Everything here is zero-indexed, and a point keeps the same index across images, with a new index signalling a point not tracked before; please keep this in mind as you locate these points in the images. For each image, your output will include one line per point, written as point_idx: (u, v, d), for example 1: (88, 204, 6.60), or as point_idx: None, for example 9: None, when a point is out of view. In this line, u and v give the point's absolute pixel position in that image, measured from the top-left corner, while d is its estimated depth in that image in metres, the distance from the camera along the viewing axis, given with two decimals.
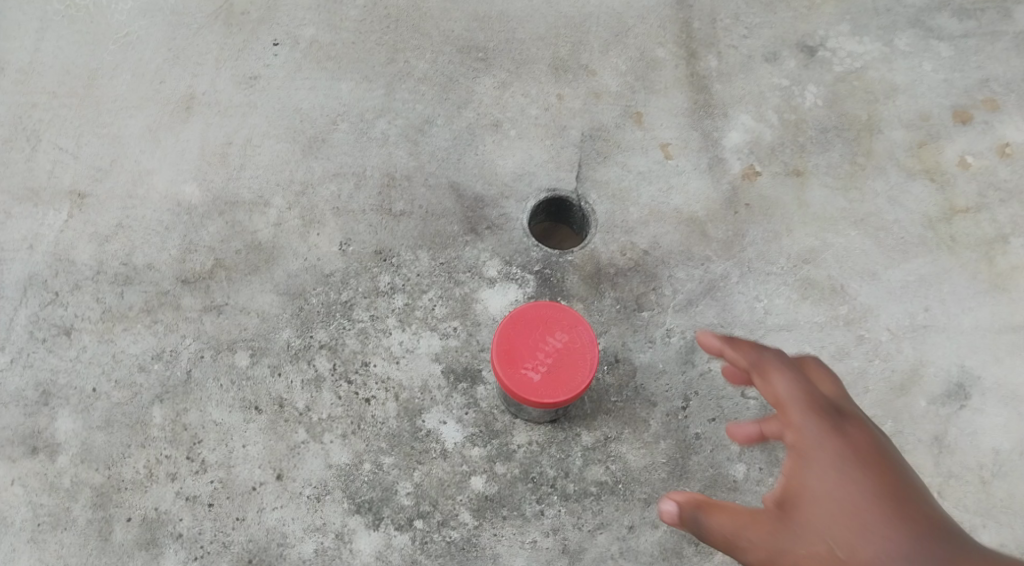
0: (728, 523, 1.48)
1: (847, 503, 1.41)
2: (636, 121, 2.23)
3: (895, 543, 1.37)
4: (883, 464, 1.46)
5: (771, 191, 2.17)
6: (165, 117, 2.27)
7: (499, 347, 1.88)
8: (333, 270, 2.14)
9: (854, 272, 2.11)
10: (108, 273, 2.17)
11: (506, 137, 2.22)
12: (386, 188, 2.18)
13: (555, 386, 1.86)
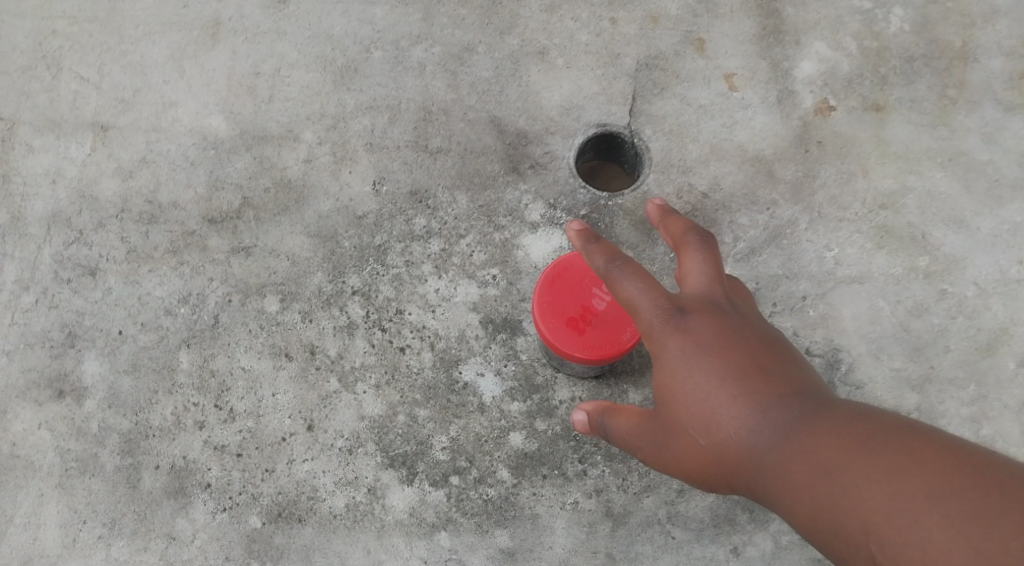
0: (626, 429, 1.50)
1: (712, 403, 1.34)
2: (698, 48, 2.02)
3: (767, 434, 1.29)
4: (731, 353, 1.36)
5: (846, 128, 1.98)
6: (190, 44, 2.11)
7: (541, 299, 1.74)
8: (366, 212, 2.00)
9: (940, 219, 1.93)
10: (133, 211, 2.06)
11: (553, 67, 2.03)
12: (421, 122, 2.03)
13: (606, 340, 1.71)
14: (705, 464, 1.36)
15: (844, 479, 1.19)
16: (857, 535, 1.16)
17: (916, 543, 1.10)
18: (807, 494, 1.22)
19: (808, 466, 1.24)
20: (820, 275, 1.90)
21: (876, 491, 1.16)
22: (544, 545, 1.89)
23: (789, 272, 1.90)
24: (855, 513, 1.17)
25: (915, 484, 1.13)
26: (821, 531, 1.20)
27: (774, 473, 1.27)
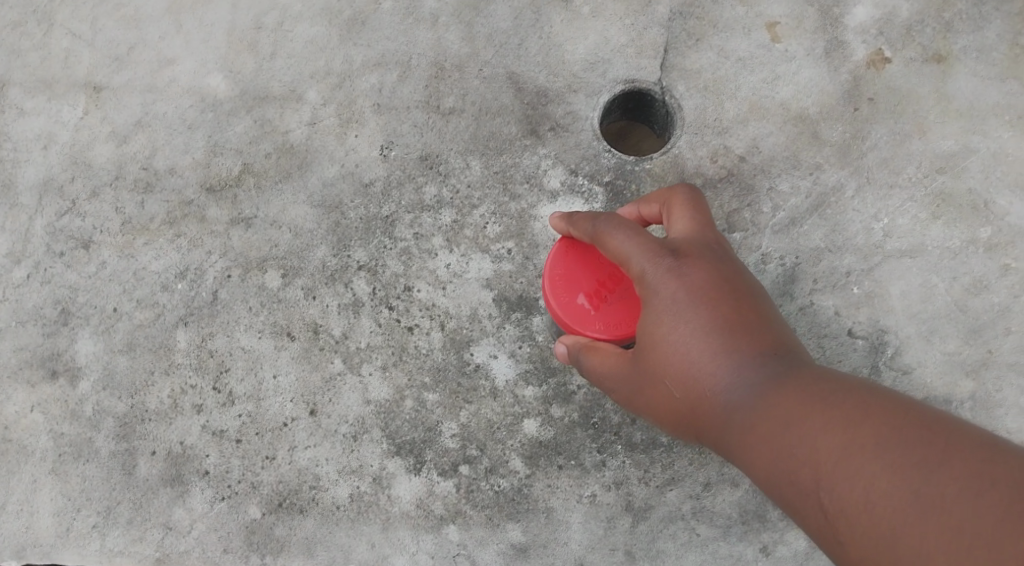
0: (600, 369, 1.46)
1: (690, 352, 1.31)
2: None
3: (742, 386, 1.27)
4: (716, 303, 1.33)
5: (901, 81, 1.81)
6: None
7: (552, 274, 1.53)
8: (373, 179, 1.86)
9: (1007, 184, 1.76)
10: (128, 179, 1.91)
11: (577, 16, 1.88)
12: (433, 80, 1.89)
13: (622, 321, 1.49)
14: (673, 411, 1.35)
15: (813, 431, 1.18)
16: (813, 485, 1.15)
17: (867, 497, 1.10)
18: (773, 445, 1.21)
19: (780, 418, 1.22)
20: (867, 249, 1.75)
21: (840, 444, 1.14)
22: (559, 541, 1.74)
23: (833, 245, 1.75)
24: (816, 464, 1.16)
25: (880, 442, 1.12)
26: (777, 479, 1.20)
27: (741, 423, 1.26)
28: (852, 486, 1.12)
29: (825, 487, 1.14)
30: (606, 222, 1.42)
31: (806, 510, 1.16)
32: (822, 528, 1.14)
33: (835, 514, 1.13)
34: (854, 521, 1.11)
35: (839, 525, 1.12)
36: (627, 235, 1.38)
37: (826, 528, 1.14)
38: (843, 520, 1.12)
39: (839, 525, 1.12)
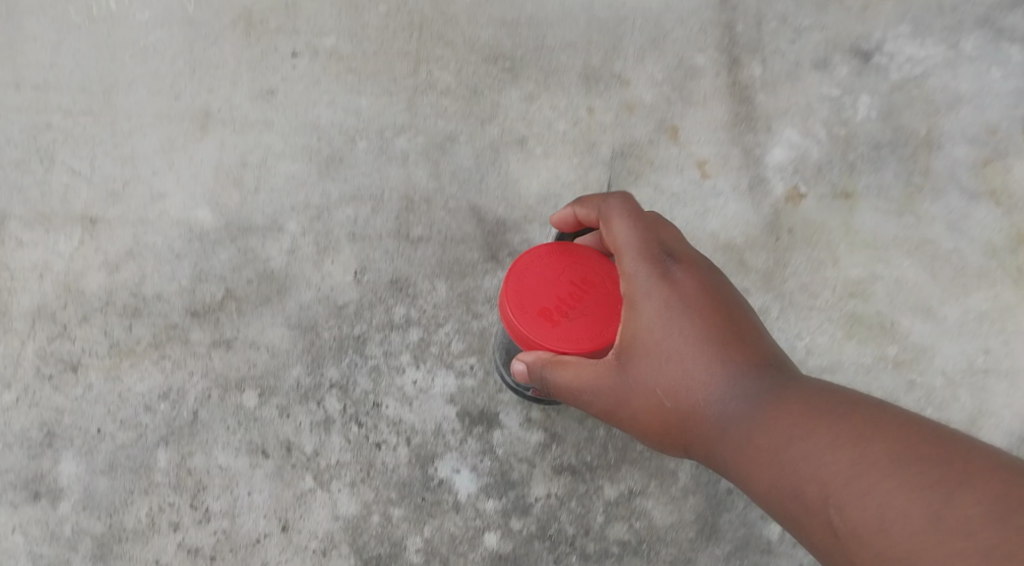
0: (568, 379, 1.57)
1: (690, 363, 1.52)
2: (671, 136, 2.11)
3: (740, 399, 1.49)
4: (713, 318, 1.54)
5: (816, 215, 2.05)
6: (180, 136, 2.10)
7: (512, 287, 1.62)
8: (346, 302, 1.98)
9: (911, 305, 1.98)
10: (117, 305, 1.97)
11: (532, 156, 2.09)
12: (404, 211, 2.04)
13: (583, 333, 1.59)
14: (668, 419, 1.54)
15: (810, 442, 1.38)
16: (815, 492, 1.34)
17: (864, 502, 1.29)
18: (774, 453, 1.41)
19: (780, 428, 1.42)
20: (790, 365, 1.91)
21: (835, 451, 1.35)
22: None
23: None
24: (815, 470, 1.35)
25: (871, 449, 1.33)
26: (780, 486, 1.39)
27: (743, 433, 1.46)
28: (848, 489, 1.31)
29: (824, 494, 1.33)
30: (609, 217, 1.66)
31: (812, 523, 1.35)
32: (824, 537, 1.33)
33: (834, 517, 1.31)
34: (853, 526, 1.29)
35: (839, 528, 1.31)
36: (629, 228, 1.62)
37: (829, 535, 1.32)
38: (843, 525, 1.30)
39: (842, 534, 1.30)
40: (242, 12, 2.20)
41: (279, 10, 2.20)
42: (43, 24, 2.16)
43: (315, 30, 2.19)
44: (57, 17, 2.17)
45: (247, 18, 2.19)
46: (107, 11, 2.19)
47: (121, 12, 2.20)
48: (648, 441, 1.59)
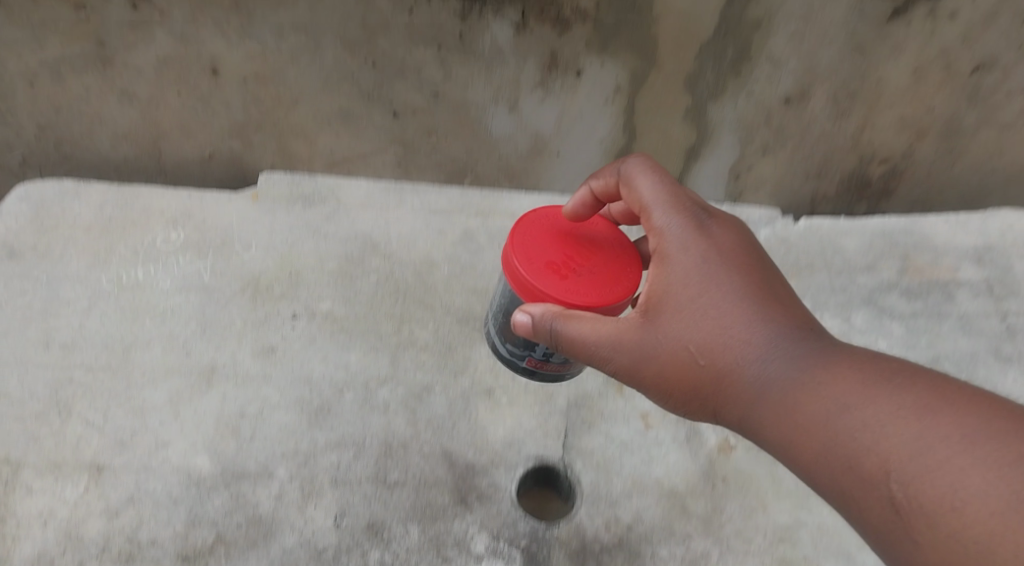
0: (587, 331, 1.51)
1: (737, 345, 1.45)
2: (619, 387, 1.92)
3: (783, 358, 1.42)
4: (745, 267, 1.52)
5: (746, 466, 1.84)
6: (115, 360, 1.86)
7: (518, 229, 1.66)
8: (325, 545, 1.68)
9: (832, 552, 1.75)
10: (112, 551, 1.66)
11: (498, 405, 1.87)
12: (383, 456, 1.78)
13: (587, 290, 1.58)
14: (699, 378, 1.46)
15: (864, 409, 1.31)
16: (873, 463, 1.27)
17: (931, 470, 1.21)
18: (827, 427, 1.33)
19: (829, 391, 1.35)
20: None
21: (896, 418, 1.27)
22: None
23: None
24: (873, 440, 1.28)
25: (935, 419, 1.25)
26: (834, 468, 1.31)
27: (790, 410, 1.38)
28: (910, 455, 1.24)
29: (885, 465, 1.25)
30: (631, 179, 1.63)
31: (870, 500, 1.27)
32: (884, 512, 1.25)
33: (893, 485, 1.24)
34: (919, 498, 1.21)
35: (901, 501, 1.23)
36: (652, 183, 1.61)
37: (888, 509, 1.24)
38: (904, 490, 1.23)
39: (905, 508, 1.22)
40: (223, 247, 2.03)
41: (286, 276, 2.01)
42: (74, 266, 1.98)
43: (254, 254, 2.03)
44: (95, 280, 1.96)
45: (229, 253, 2.03)
46: (139, 274, 1.98)
47: (125, 256, 2.01)
48: (669, 399, 1.52)
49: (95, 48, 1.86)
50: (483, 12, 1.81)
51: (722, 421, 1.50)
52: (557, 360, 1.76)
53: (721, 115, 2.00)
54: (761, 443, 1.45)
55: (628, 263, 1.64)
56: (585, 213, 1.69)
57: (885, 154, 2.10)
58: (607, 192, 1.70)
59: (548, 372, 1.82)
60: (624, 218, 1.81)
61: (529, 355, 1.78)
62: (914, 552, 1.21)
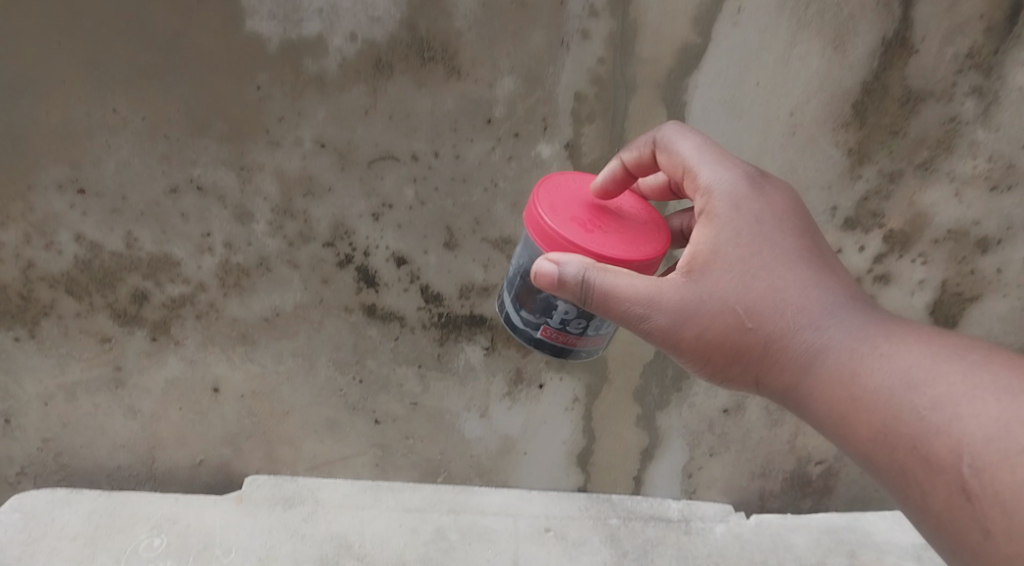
0: (624, 277, 1.38)
1: (787, 306, 1.41)
2: None
3: (843, 332, 1.39)
4: (801, 231, 1.45)
5: None
6: None
7: (541, 191, 1.48)
8: None
9: None
10: None
11: None
12: None
13: (615, 245, 1.43)
14: (742, 343, 1.42)
15: (936, 385, 1.29)
16: (942, 446, 1.26)
17: (1010, 457, 1.20)
18: (892, 401, 1.32)
19: (891, 363, 1.34)
20: None
21: (974, 399, 1.25)
22: None
23: None
24: (945, 422, 1.26)
25: (1013, 400, 1.23)
26: (895, 444, 1.31)
27: (847, 379, 1.37)
28: (987, 440, 1.22)
29: (958, 448, 1.24)
30: (670, 142, 1.51)
31: (933, 481, 1.27)
32: (953, 499, 1.24)
33: (964, 469, 1.23)
34: (997, 482, 1.20)
35: (972, 486, 1.22)
36: (694, 143, 1.49)
37: (956, 495, 1.24)
38: (975, 473, 1.22)
39: (976, 492, 1.22)
40: (200, 552, 1.91)
41: None
42: None
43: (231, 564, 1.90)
44: None
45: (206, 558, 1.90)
46: None
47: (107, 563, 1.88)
48: (703, 370, 1.47)
49: (113, 372, 1.96)
50: (457, 337, 1.96)
51: (764, 390, 1.47)
52: (574, 329, 1.50)
53: (667, 423, 2.07)
54: (806, 412, 1.44)
55: (657, 228, 1.49)
56: (614, 188, 1.50)
57: (819, 456, 2.12)
58: (639, 165, 1.54)
59: (562, 347, 1.54)
60: (654, 195, 1.61)
61: (545, 322, 1.51)
62: (977, 541, 1.22)
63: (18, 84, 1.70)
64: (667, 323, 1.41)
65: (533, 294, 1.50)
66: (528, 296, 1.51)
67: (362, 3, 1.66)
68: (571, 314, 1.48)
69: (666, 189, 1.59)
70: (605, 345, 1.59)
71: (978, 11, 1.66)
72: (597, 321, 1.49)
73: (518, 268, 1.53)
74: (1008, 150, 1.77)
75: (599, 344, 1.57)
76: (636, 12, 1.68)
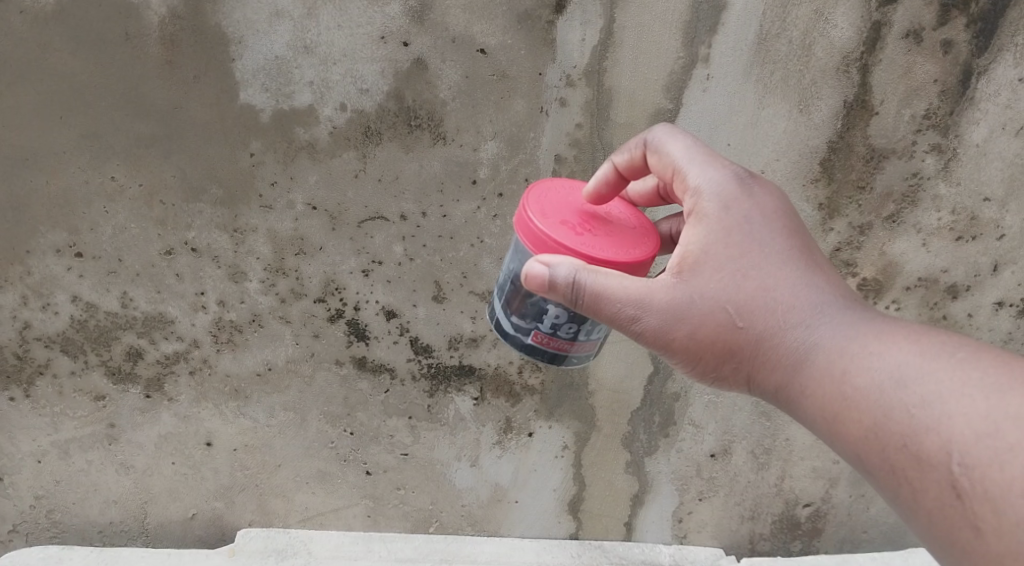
0: (613, 278, 1.40)
1: (777, 305, 1.42)
2: None
3: (833, 329, 1.39)
4: (790, 231, 1.46)
5: None
6: None
7: (531, 195, 1.49)
8: None
9: None
10: None
11: None
12: None
13: (606, 247, 1.44)
14: (732, 341, 1.43)
15: (925, 382, 1.28)
16: (932, 443, 1.25)
17: (999, 454, 1.19)
18: (882, 398, 1.31)
19: (880, 359, 1.33)
20: None
21: (964, 396, 1.24)
22: None
23: None
24: (934, 420, 1.25)
25: (1003, 397, 1.22)
26: (885, 442, 1.29)
27: (836, 376, 1.36)
28: (977, 436, 1.21)
29: (948, 445, 1.23)
30: (660, 143, 1.53)
31: (923, 478, 1.25)
32: (943, 496, 1.23)
33: (954, 467, 1.22)
34: (986, 479, 1.19)
35: (963, 484, 1.21)
36: (683, 144, 1.51)
37: (946, 493, 1.23)
38: (966, 471, 1.21)
39: (966, 490, 1.21)
40: None
41: None
42: None
43: None
44: None
45: None
46: None
47: None
48: (695, 370, 1.48)
49: (106, 429, 1.99)
50: (447, 388, 1.99)
51: (755, 390, 1.47)
52: (565, 334, 1.51)
53: (656, 468, 2.10)
54: (796, 411, 1.43)
55: (646, 230, 1.50)
56: (607, 191, 1.51)
57: (806, 499, 2.11)
58: (630, 167, 1.56)
59: (553, 352, 1.54)
60: (643, 201, 1.66)
61: (535, 327, 1.52)
62: (969, 539, 1.21)
63: (24, 155, 1.80)
64: (657, 325, 1.42)
65: (524, 298, 1.51)
66: (518, 300, 1.52)
67: (351, 76, 1.77)
68: (561, 318, 1.49)
69: (655, 195, 1.63)
70: (597, 352, 1.58)
71: (933, 76, 1.77)
72: (589, 325, 1.50)
73: (508, 273, 1.53)
74: (970, 203, 1.84)
75: (591, 351, 1.57)
76: (611, 81, 1.79)
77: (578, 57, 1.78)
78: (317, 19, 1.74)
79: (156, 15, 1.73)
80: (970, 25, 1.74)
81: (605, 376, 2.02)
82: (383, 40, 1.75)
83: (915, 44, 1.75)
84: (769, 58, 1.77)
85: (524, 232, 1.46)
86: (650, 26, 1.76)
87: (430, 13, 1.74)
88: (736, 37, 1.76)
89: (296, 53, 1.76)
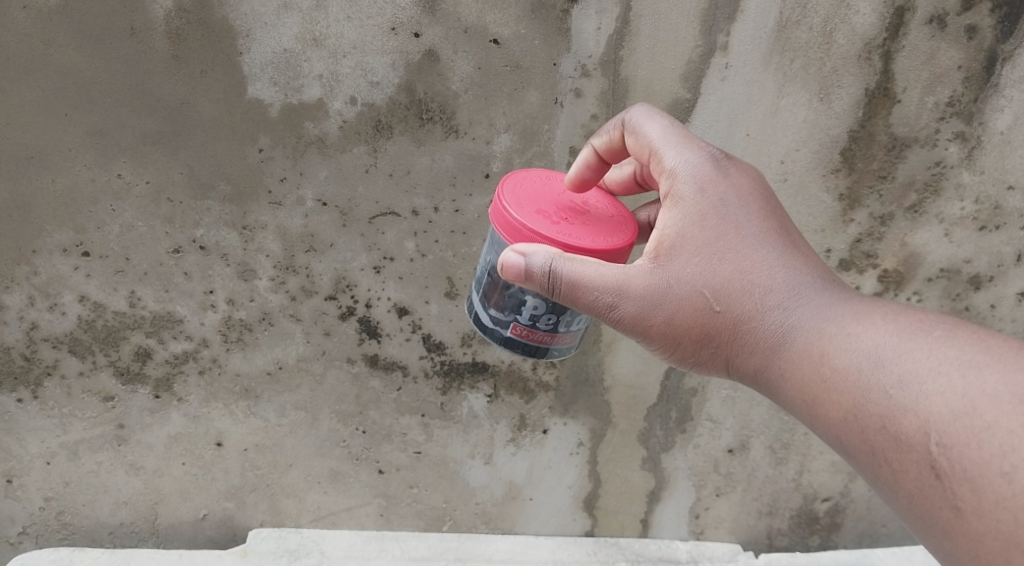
0: (591, 264, 1.38)
1: (755, 292, 1.40)
2: None
3: (810, 312, 1.38)
4: (766, 211, 1.45)
5: None
6: None
7: (507, 187, 1.47)
8: None
9: None
10: None
11: None
12: None
13: (584, 236, 1.42)
14: (710, 326, 1.42)
15: (902, 361, 1.27)
16: (911, 424, 1.24)
17: (976, 432, 1.18)
18: (860, 378, 1.30)
19: (858, 341, 1.32)
20: None
21: (941, 375, 1.24)
22: None
23: None
24: (911, 399, 1.24)
25: (979, 374, 1.21)
26: (864, 424, 1.28)
27: (814, 359, 1.35)
28: (954, 415, 1.20)
29: (926, 425, 1.22)
30: (638, 125, 1.51)
31: (903, 459, 1.24)
32: (922, 477, 1.23)
33: (934, 447, 1.21)
34: (963, 457, 1.19)
35: (942, 464, 1.21)
36: (660, 126, 1.49)
37: (925, 473, 1.22)
38: (944, 451, 1.20)
39: (945, 470, 1.20)
40: None
41: None
42: None
43: None
44: None
45: None
46: None
47: None
48: (672, 356, 1.46)
49: (116, 430, 1.96)
50: (460, 386, 1.96)
51: (734, 374, 1.45)
52: (545, 326, 1.48)
53: (673, 464, 2.06)
54: (775, 395, 1.42)
55: (624, 219, 1.49)
56: (589, 176, 1.52)
57: (825, 493, 2.08)
58: (612, 150, 1.56)
59: (533, 346, 1.51)
60: (620, 188, 1.65)
61: (514, 320, 1.49)
62: (950, 519, 1.20)
63: (30, 153, 1.77)
64: (635, 313, 1.41)
65: (503, 291, 1.48)
66: (496, 293, 1.49)
67: (362, 69, 1.74)
68: (540, 309, 1.47)
69: (633, 181, 1.63)
70: (577, 344, 1.56)
71: (957, 63, 1.73)
72: (569, 316, 1.48)
73: (485, 266, 1.51)
74: (993, 191, 1.80)
75: (571, 344, 1.55)
76: (627, 71, 1.75)
77: (593, 47, 1.74)
78: (326, 10, 1.70)
79: (162, 9, 1.69)
80: (995, 10, 1.70)
81: (621, 372, 1.99)
82: (394, 31, 1.71)
83: (938, 29, 1.71)
84: (788, 46, 1.73)
85: (501, 224, 1.44)
86: (667, 15, 1.71)
87: (441, 4, 1.70)
88: (755, 25, 1.72)
89: (305, 46, 1.72)
